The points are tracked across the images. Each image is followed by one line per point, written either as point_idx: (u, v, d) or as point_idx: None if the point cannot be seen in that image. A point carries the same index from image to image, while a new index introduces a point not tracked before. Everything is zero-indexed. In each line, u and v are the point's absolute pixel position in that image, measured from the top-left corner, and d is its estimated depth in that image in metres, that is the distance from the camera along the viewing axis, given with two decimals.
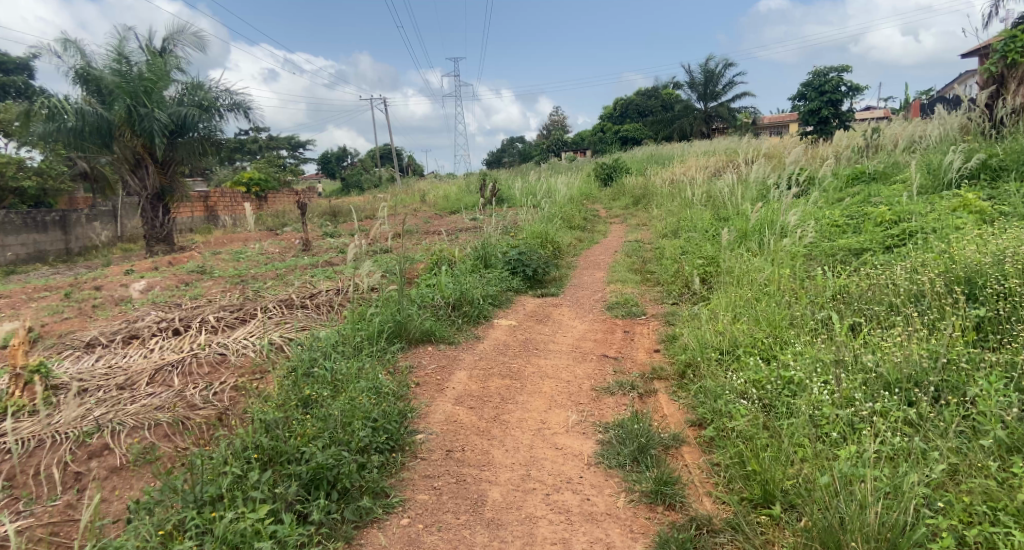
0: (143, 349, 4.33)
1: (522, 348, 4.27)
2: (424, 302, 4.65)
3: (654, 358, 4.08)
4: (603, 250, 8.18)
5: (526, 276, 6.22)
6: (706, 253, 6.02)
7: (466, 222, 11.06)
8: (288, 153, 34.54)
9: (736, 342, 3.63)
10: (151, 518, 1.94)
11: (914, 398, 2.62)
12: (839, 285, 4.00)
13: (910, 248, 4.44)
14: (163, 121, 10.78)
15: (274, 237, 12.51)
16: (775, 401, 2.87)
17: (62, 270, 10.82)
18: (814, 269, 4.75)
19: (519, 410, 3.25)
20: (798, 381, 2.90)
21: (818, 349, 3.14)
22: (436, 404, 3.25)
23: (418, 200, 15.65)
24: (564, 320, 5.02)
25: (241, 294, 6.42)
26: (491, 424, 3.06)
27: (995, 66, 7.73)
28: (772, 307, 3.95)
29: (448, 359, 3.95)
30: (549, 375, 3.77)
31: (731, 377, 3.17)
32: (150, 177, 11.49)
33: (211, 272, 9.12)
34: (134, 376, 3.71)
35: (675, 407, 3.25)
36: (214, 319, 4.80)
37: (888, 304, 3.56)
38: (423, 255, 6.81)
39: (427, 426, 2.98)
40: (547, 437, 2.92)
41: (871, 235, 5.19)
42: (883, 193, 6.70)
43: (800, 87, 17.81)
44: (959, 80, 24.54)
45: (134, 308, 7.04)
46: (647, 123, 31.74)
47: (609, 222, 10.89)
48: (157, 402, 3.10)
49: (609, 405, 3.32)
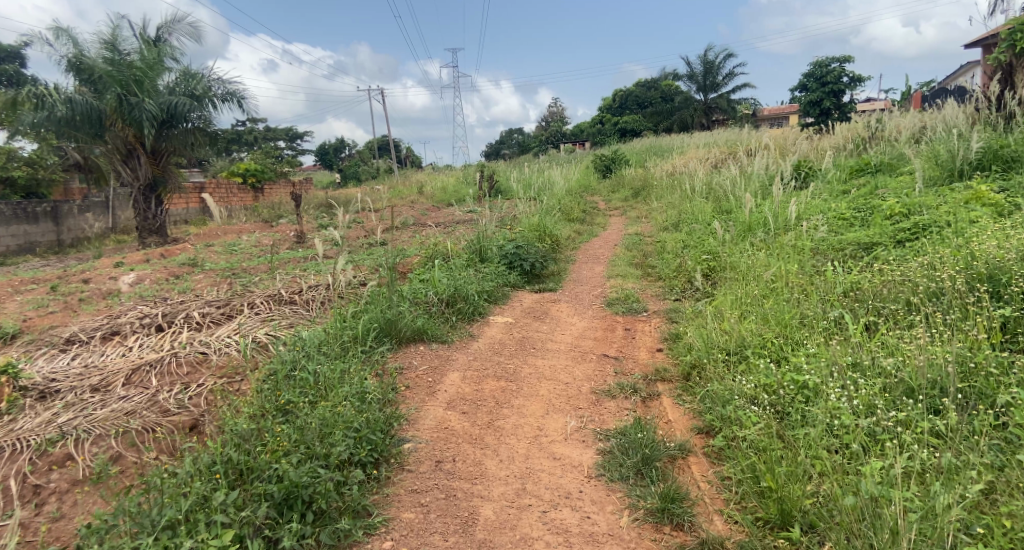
0: (122, 347, 4.14)
1: (518, 347, 4.08)
2: (416, 298, 4.44)
3: (656, 358, 3.89)
4: (602, 244, 7.99)
5: (523, 270, 6.02)
6: (710, 247, 5.82)
7: (463, 214, 10.85)
8: (286, 144, 34.24)
9: (744, 343, 3.44)
10: (103, 546, 1.76)
11: (939, 406, 2.44)
12: (852, 282, 3.82)
13: (924, 243, 4.24)
14: (153, 111, 10.50)
15: (269, 229, 12.30)
16: (788, 408, 2.69)
17: (52, 262, 10.60)
18: (823, 263, 4.55)
19: (515, 415, 3.06)
20: (812, 386, 2.72)
21: (832, 351, 2.95)
22: (426, 409, 3.06)
23: (415, 192, 15.42)
24: (562, 316, 4.83)
25: (229, 288, 6.22)
26: (485, 431, 2.87)
27: (1003, 56, 7.53)
28: (781, 305, 3.76)
29: (441, 360, 3.76)
30: (546, 377, 3.57)
31: (740, 381, 3.00)
32: (142, 168, 11.26)
33: (202, 264, 8.91)
34: (110, 377, 3.53)
35: (681, 412, 3.07)
36: (199, 314, 4.61)
37: (904, 303, 3.37)
38: (418, 249, 6.62)
39: (416, 433, 2.79)
40: (544, 447, 2.73)
41: (881, 229, 4.99)
42: (890, 185, 6.51)
43: (801, 78, 17.57)
44: (961, 73, 24.26)
45: (121, 301, 6.84)
46: (646, 114, 31.45)
47: (609, 214, 10.70)
48: (129, 406, 2.92)
49: (610, 410, 3.13)
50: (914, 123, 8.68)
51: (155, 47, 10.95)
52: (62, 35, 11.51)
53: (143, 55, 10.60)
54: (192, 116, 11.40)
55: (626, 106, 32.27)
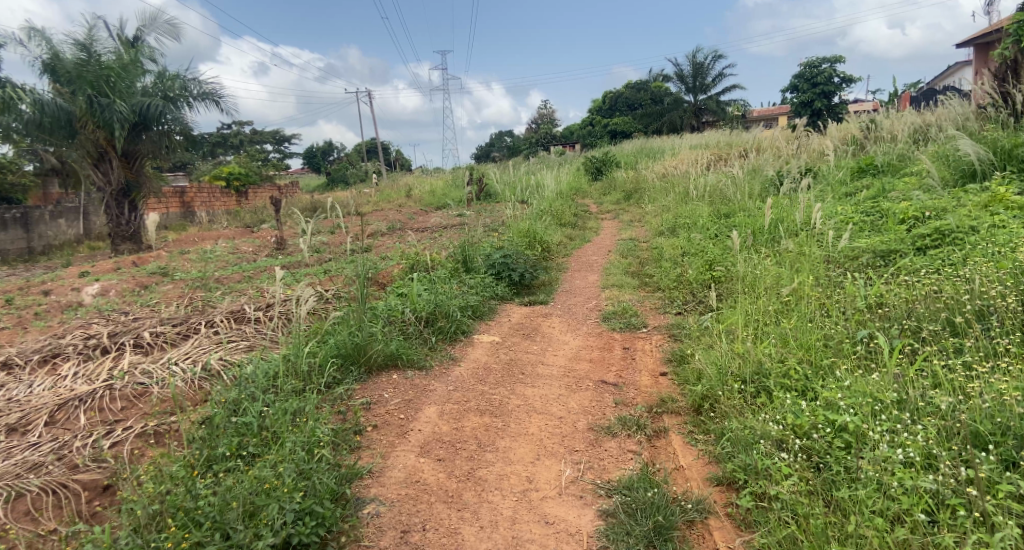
0: (56, 375, 3.61)
1: (505, 373, 3.60)
2: (390, 317, 3.95)
3: (660, 384, 3.44)
4: (595, 250, 7.56)
5: (512, 281, 5.57)
6: (712, 255, 5.40)
7: (451, 219, 10.41)
8: (273, 148, 33.64)
9: (763, 371, 2.98)
10: None
11: (1016, 460, 2.03)
12: (878, 297, 3.41)
13: (954, 254, 3.84)
14: (125, 113, 9.87)
15: (249, 235, 11.76)
16: (826, 458, 2.27)
17: (19, 271, 9.98)
18: (841, 274, 4.12)
19: (499, 462, 2.59)
20: (853, 430, 2.31)
21: (872, 383, 2.54)
22: (395, 456, 2.59)
23: (402, 196, 14.91)
24: (554, 334, 4.37)
25: (190, 303, 5.68)
26: (463, 485, 2.41)
27: (1007, 51, 7.15)
28: (802, 323, 3.32)
29: (416, 391, 3.27)
30: (536, 410, 3.11)
31: (761, 420, 2.58)
32: (114, 172, 10.63)
33: (173, 274, 8.37)
34: (30, 415, 3.02)
35: (693, 456, 2.63)
36: (149, 335, 4.09)
37: (946, 322, 2.97)
38: (397, 258, 6.14)
39: (380, 491, 2.32)
40: (534, 506, 2.29)
41: (898, 234, 4.55)
42: (899, 186, 6.10)
43: (791, 79, 17.32)
44: (949, 74, 24.10)
45: (78, 316, 6.29)
46: (636, 116, 31.06)
47: (600, 218, 10.29)
48: (34, 459, 2.41)
49: (611, 453, 2.68)
50: (915, 120, 8.30)
51: (132, 48, 10.41)
52: (36, 36, 10.96)
53: (119, 56, 10.03)
54: (166, 118, 10.68)
55: (616, 108, 31.93)
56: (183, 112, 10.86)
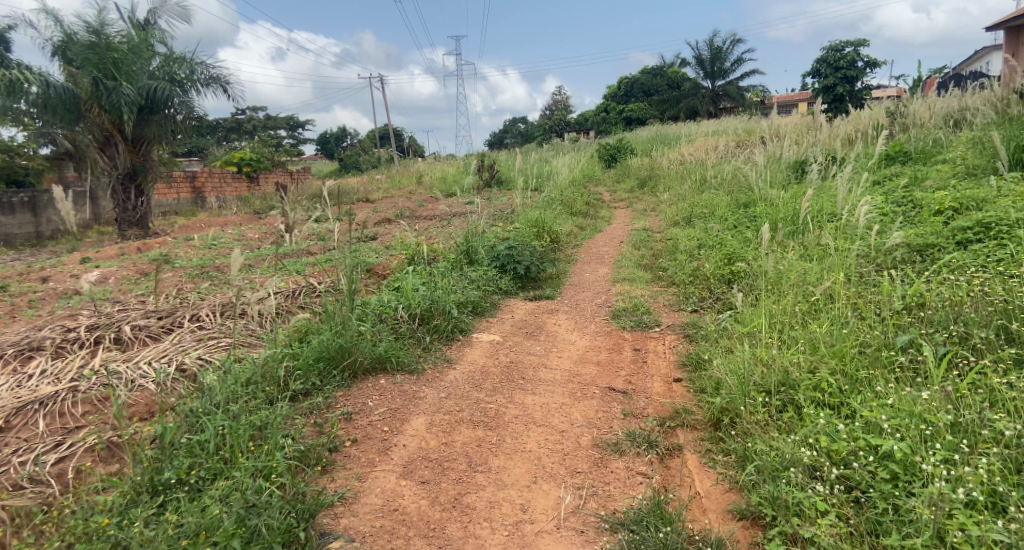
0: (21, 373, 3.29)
1: (504, 378, 3.29)
2: (382, 314, 3.64)
3: (673, 392, 3.12)
4: (608, 240, 7.23)
5: (517, 274, 5.25)
6: (731, 247, 5.03)
7: (460, 207, 10.10)
8: (286, 133, 33.45)
9: (791, 382, 2.64)
10: None
11: None
12: (918, 297, 3.03)
13: (1001, 250, 3.45)
14: (132, 96, 9.58)
15: (256, 221, 11.55)
16: (869, 493, 1.95)
17: (24, 256, 9.83)
18: (873, 271, 3.74)
19: (491, 486, 2.29)
20: (900, 460, 1.97)
21: (920, 401, 2.19)
22: (373, 478, 2.31)
23: (412, 182, 14.60)
24: (560, 333, 4.06)
25: (182, 294, 5.41)
26: (447, 515, 2.12)
27: None
28: (834, 327, 2.96)
29: (404, 399, 2.97)
30: (536, 422, 2.80)
31: (791, 442, 2.25)
32: (120, 156, 10.32)
33: (174, 260, 8.15)
34: None
35: (711, 481, 2.32)
36: (131, 329, 3.82)
37: (998, 330, 2.60)
38: (398, 247, 5.83)
39: (350, 523, 2.06)
40: (526, 543, 2.00)
41: (937, 227, 4.15)
42: (933, 175, 5.68)
43: (814, 63, 16.69)
44: (977, 60, 23.16)
45: (73, 304, 6.07)
46: (653, 103, 30.37)
47: (613, 206, 9.91)
48: None
49: (618, 476, 2.37)
50: (948, 105, 7.81)
51: (142, 31, 10.12)
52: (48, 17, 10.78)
53: (128, 38, 9.76)
54: (173, 102, 10.40)
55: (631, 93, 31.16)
56: (189, 97, 10.59)
